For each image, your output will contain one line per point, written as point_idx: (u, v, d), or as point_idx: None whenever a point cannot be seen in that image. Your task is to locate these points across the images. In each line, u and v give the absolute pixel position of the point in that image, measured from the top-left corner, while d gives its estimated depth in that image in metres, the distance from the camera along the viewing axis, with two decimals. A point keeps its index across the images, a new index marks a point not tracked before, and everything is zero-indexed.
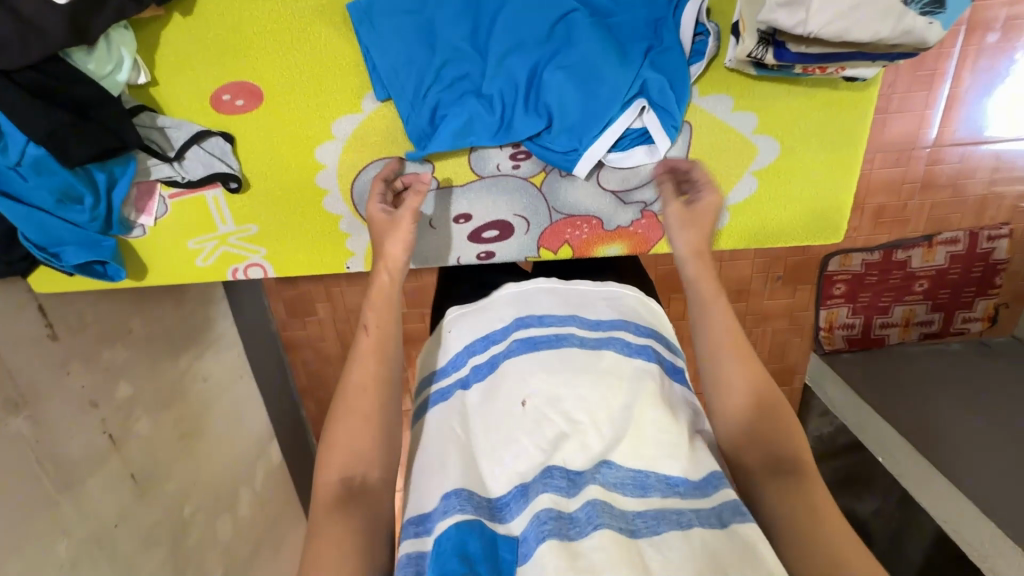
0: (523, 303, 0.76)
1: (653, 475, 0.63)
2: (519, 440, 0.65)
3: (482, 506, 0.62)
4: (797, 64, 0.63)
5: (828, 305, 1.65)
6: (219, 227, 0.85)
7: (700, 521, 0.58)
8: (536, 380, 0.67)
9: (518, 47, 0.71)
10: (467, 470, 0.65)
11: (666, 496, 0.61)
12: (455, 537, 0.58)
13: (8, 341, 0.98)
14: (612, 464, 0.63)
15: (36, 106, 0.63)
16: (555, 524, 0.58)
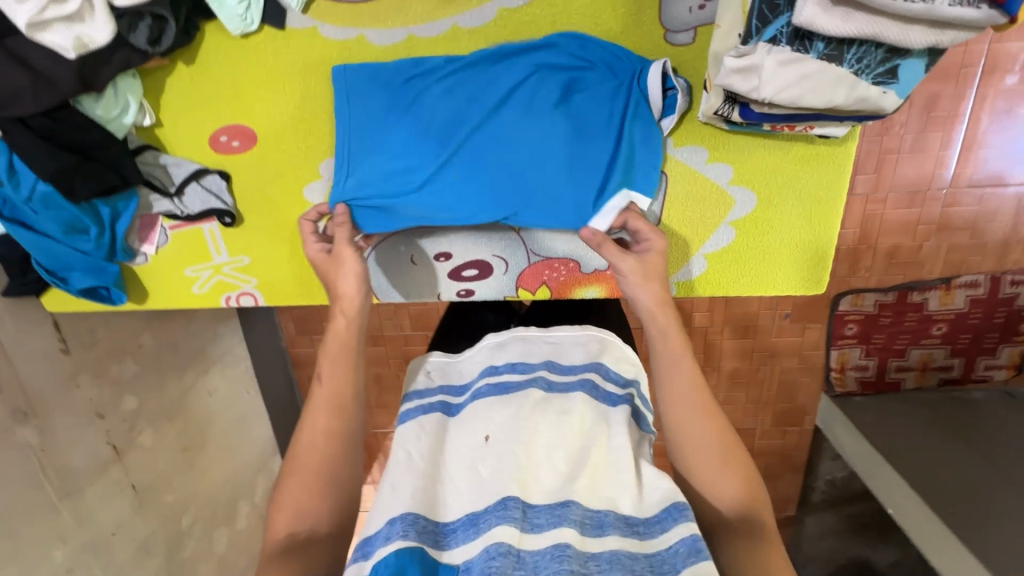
0: (503, 347, 0.80)
1: (612, 516, 0.64)
2: (478, 470, 0.67)
3: (426, 532, 0.63)
4: (763, 122, 0.63)
5: (839, 345, 1.61)
6: (215, 257, 0.89)
7: (651, 569, 0.58)
8: (502, 417, 0.71)
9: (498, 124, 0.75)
10: (422, 498, 0.65)
11: (624, 534, 0.62)
12: (394, 564, 0.58)
13: (22, 356, 1.04)
14: (570, 503, 0.64)
15: (44, 149, 0.68)
16: (502, 561, 0.58)
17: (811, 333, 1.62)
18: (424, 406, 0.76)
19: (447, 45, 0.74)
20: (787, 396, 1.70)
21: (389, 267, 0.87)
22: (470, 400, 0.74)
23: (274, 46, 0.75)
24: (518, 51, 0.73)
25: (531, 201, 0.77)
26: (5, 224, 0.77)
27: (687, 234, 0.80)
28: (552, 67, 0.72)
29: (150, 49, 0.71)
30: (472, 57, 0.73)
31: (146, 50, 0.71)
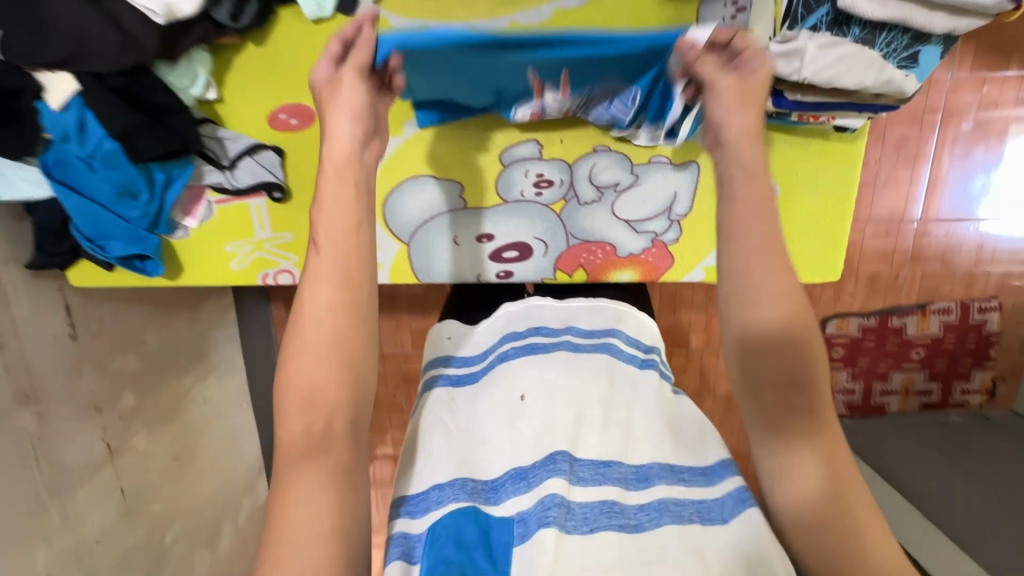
0: (523, 316, 0.84)
1: (655, 466, 0.68)
2: (518, 427, 0.70)
3: (476, 490, 0.67)
4: (793, 111, 0.70)
5: (830, 368, 1.89)
6: (257, 233, 0.90)
7: (700, 516, 0.64)
8: (531, 378, 0.74)
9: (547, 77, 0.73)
10: (463, 461, 0.69)
11: (672, 483, 0.66)
12: (449, 525, 0.62)
13: (33, 336, 0.99)
14: (612, 463, 0.68)
15: (118, 106, 0.71)
16: (558, 512, 0.60)
17: None
18: (453, 377, 0.80)
19: None
20: None
21: (429, 246, 0.91)
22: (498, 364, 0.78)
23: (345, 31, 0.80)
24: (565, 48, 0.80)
25: None
26: (53, 185, 0.77)
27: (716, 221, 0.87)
28: None
29: (230, 24, 0.74)
30: None
31: (225, 23, 0.74)
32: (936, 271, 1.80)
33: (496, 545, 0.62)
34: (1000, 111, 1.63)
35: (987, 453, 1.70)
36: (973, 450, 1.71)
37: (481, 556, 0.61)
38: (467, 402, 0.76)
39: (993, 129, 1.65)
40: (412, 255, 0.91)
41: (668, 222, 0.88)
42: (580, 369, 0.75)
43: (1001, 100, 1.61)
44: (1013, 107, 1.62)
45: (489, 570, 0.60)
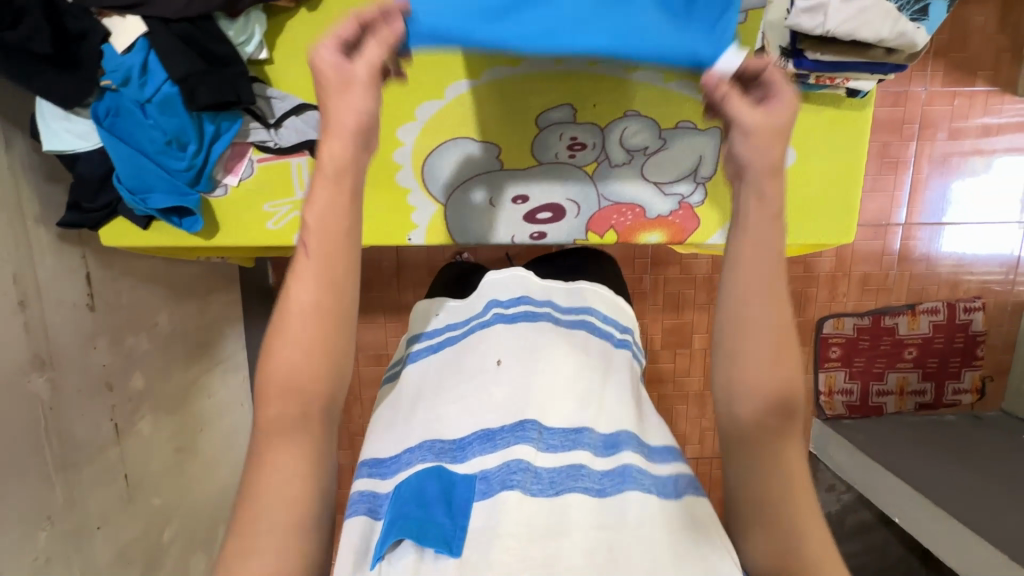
0: (508, 284, 0.88)
1: (621, 435, 0.72)
2: (493, 388, 0.74)
3: (444, 451, 0.70)
4: (812, 71, 0.78)
5: (828, 369, 1.94)
6: (297, 193, 0.92)
7: (658, 488, 0.67)
8: (509, 344, 0.78)
9: None
10: (436, 426, 0.72)
11: (636, 451, 0.70)
12: (414, 483, 0.67)
13: (53, 299, 0.97)
14: (584, 428, 0.71)
15: (182, 51, 0.74)
16: (522, 475, 0.65)
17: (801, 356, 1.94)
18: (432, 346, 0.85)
19: None
20: None
21: (465, 206, 0.94)
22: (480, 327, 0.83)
23: None
24: None
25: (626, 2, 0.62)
26: (103, 132, 0.79)
27: None
28: None
29: None
30: None
31: None
32: (920, 276, 1.89)
33: (458, 501, 0.65)
34: (971, 122, 1.77)
35: (984, 448, 1.74)
36: (968, 446, 1.76)
37: (441, 513, 0.64)
38: (442, 366, 0.80)
39: (966, 138, 1.79)
40: (449, 215, 0.94)
41: (695, 185, 0.93)
42: (556, 339, 0.80)
43: (970, 113, 1.76)
44: (980, 133, 1.78)
45: (447, 525, 0.62)
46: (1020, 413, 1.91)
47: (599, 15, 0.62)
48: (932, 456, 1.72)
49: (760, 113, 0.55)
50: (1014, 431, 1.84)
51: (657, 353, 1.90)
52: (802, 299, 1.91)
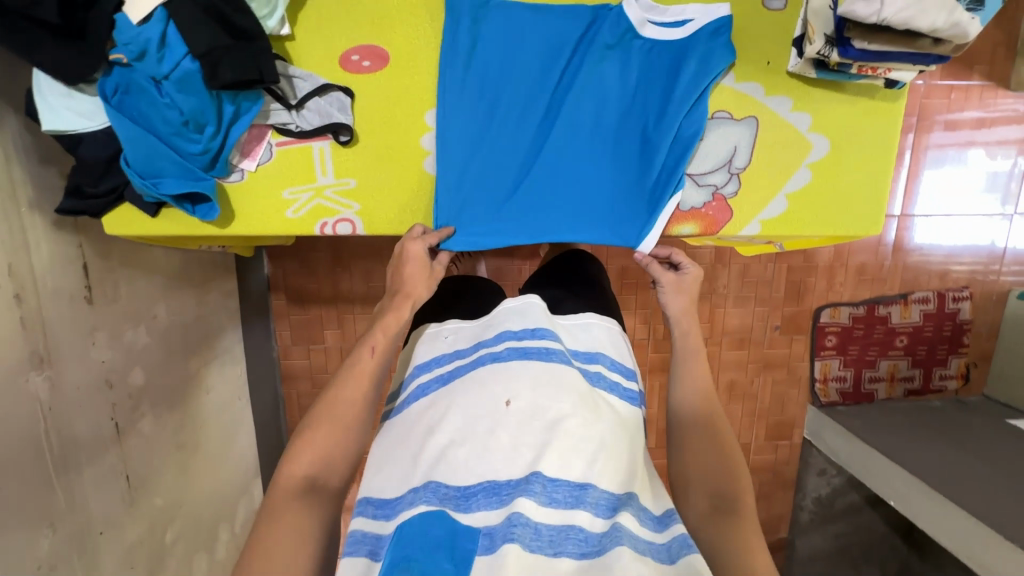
0: (519, 317, 0.88)
1: (620, 493, 0.73)
2: (504, 437, 0.74)
3: (448, 497, 0.72)
4: (856, 61, 0.76)
5: (823, 357, 1.99)
6: (318, 179, 0.87)
7: (650, 549, 0.69)
8: (522, 385, 0.78)
9: (563, 161, 0.87)
10: (444, 469, 0.74)
11: (632, 513, 0.72)
12: (416, 525, 0.70)
13: (50, 292, 0.90)
14: (588, 485, 0.72)
15: (204, 23, 0.68)
16: (522, 529, 0.66)
17: (797, 344, 1.99)
18: (442, 377, 0.86)
19: None
20: (780, 408, 2.03)
21: None
22: (490, 364, 0.83)
23: None
24: (601, 75, 0.86)
25: (576, 224, 0.88)
26: (110, 112, 0.73)
27: (771, 175, 0.92)
28: (628, 119, 0.87)
29: None
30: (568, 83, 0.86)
31: None
32: (911, 266, 1.94)
33: (458, 549, 0.68)
34: (967, 114, 1.81)
35: (971, 432, 1.81)
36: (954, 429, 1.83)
37: (442, 558, 0.67)
38: (451, 399, 0.80)
39: (961, 131, 1.83)
40: None
41: (729, 175, 0.91)
42: (569, 385, 0.79)
43: (966, 106, 1.80)
44: (974, 126, 1.82)
45: (449, 571, 0.66)
46: (1001, 398, 1.99)
47: (557, 216, 0.88)
48: (922, 440, 1.78)
49: (674, 277, 0.94)
50: (996, 415, 1.92)
51: (659, 343, 1.91)
52: (800, 289, 1.94)
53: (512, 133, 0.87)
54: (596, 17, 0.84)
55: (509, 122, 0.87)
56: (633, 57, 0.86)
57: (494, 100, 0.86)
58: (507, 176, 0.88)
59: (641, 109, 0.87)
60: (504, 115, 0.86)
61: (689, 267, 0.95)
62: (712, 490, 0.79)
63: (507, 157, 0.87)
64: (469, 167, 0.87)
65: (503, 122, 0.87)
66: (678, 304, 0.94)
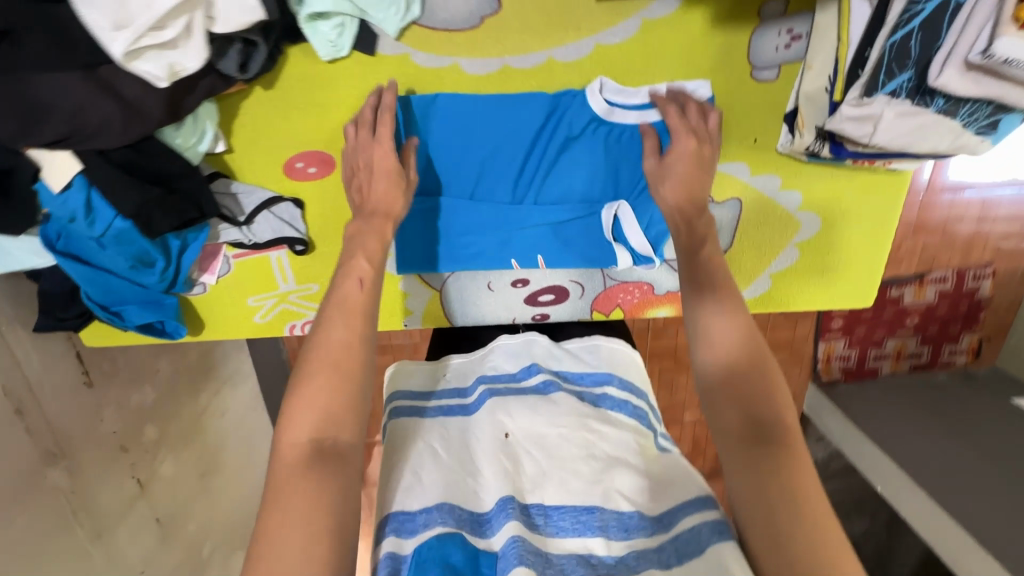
0: (515, 354, 0.77)
1: (636, 514, 0.58)
2: (502, 462, 0.61)
3: (465, 518, 0.58)
4: (851, 156, 0.69)
5: (826, 338, 1.56)
6: (280, 286, 0.86)
7: (674, 556, 0.54)
8: (522, 416, 0.67)
9: (532, 243, 0.82)
10: (453, 486, 0.60)
11: (652, 532, 0.57)
12: (436, 547, 0.54)
13: (49, 391, 0.96)
14: (594, 507, 0.58)
15: (128, 184, 0.64)
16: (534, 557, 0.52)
17: None
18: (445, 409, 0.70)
19: (541, 76, 0.73)
20: None
21: (459, 292, 0.88)
22: (490, 397, 0.70)
23: (358, 67, 0.72)
24: (571, 156, 0.78)
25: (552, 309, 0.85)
26: (59, 259, 0.71)
27: (756, 255, 0.86)
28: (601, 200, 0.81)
29: (238, 75, 0.67)
30: (532, 165, 0.78)
31: (233, 76, 0.67)
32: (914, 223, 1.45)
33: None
34: None
35: None
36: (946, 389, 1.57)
37: None
38: (448, 435, 0.66)
39: None
40: (445, 299, 0.89)
41: None
42: (571, 412, 0.67)
43: None
44: None
45: None
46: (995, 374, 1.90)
47: None
48: None
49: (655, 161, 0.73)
50: None
51: None
52: None
53: (478, 227, 0.82)
54: (559, 104, 0.75)
55: (472, 205, 0.80)
56: (604, 139, 0.77)
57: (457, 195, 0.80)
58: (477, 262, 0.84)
59: (614, 189, 0.80)
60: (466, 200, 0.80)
61: (679, 136, 0.71)
62: (741, 420, 0.56)
63: (475, 242, 0.83)
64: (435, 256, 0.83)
65: (469, 216, 0.81)
66: (670, 195, 0.71)
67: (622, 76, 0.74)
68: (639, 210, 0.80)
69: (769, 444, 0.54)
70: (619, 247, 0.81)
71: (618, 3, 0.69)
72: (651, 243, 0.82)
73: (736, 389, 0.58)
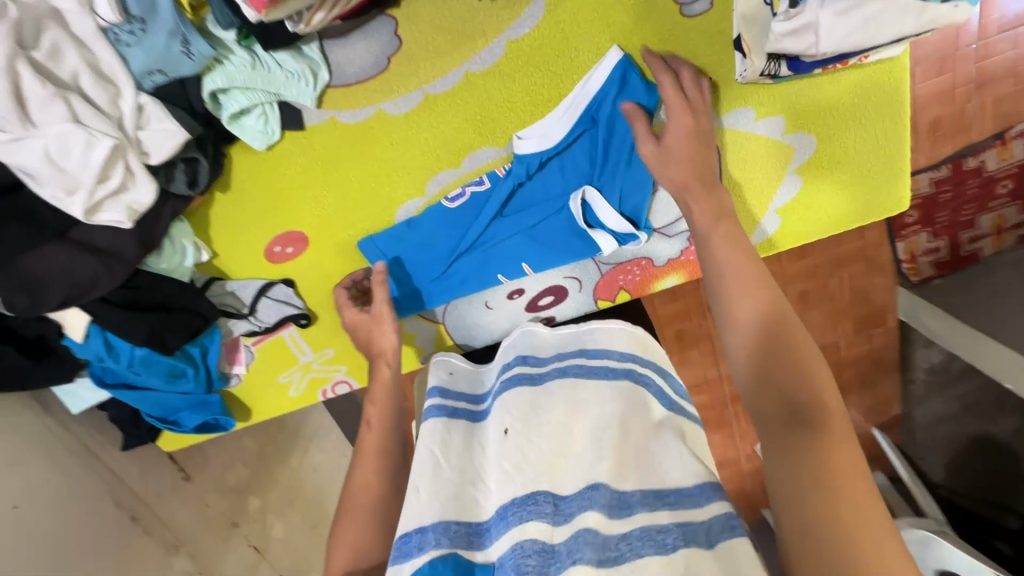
0: (511, 351, 0.70)
1: (638, 492, 0.53)
2: (503, 467, 0.55)
3: (460, 534, 0.53)
4: (814, 68, 0.62)
5: (902, 236, 1.15)
6: (302, 358, 0.91)
7: (682, 537, 0.47)
8: (522, 409, 0.59)
9: (512, 252, 0.80)
10: (451, 497, 0.55)
11: (656, 511, 0.50)
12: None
13: (153, 492, 1.08)
14: (596, 484, 0.52)
15: (130, 318, 0.71)
16: (539, 560, 0.47)
17: None
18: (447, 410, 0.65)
19: (464, 93, 0.71)
20: None
21: (461, 318, 0.88)
22: (491, 405, 0.64)
23: (294, 144, 0.74)
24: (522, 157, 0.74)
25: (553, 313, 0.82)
26: (111, 390, 0.81)
27: (753, 194, 0.78)
28: (565, 189, 0.76)
29: (191, 191, 0.71)
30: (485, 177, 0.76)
31: (187, 193, 0.71)
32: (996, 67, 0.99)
33: None
34: None
35: None
36: None
37: None
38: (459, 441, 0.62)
39: None
40: (450, 327, 0.89)
41: None
42: (577, 398, 0.60)
43: None
44: None
45: None
46: None
47: None
48: None
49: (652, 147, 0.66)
50: None
51: None
52: None
53: (454, 253, 0.80)
54: (491, 112, 0.72)
55: (437, 231, 0.79)
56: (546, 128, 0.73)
57: (425, 233, 0.79)
58: (465, 285, 0.83)
59: (575, 172, 0.75)
60: (433, 232, 0.79)
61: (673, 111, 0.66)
62: (788, 410, 0.46)
63: (455, 268, 0.82)
64: (424, 290, 0.84)
65: (443, 249, 0.80)
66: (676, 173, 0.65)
67: (545, 63, 0.70)
68: (608, 190, 0.75)
69: (807, 431, 0.44)
70: (599, 233, 0.76)
71: None
72: (631, 218, 0.77)
73: (779, 380, 0.48)
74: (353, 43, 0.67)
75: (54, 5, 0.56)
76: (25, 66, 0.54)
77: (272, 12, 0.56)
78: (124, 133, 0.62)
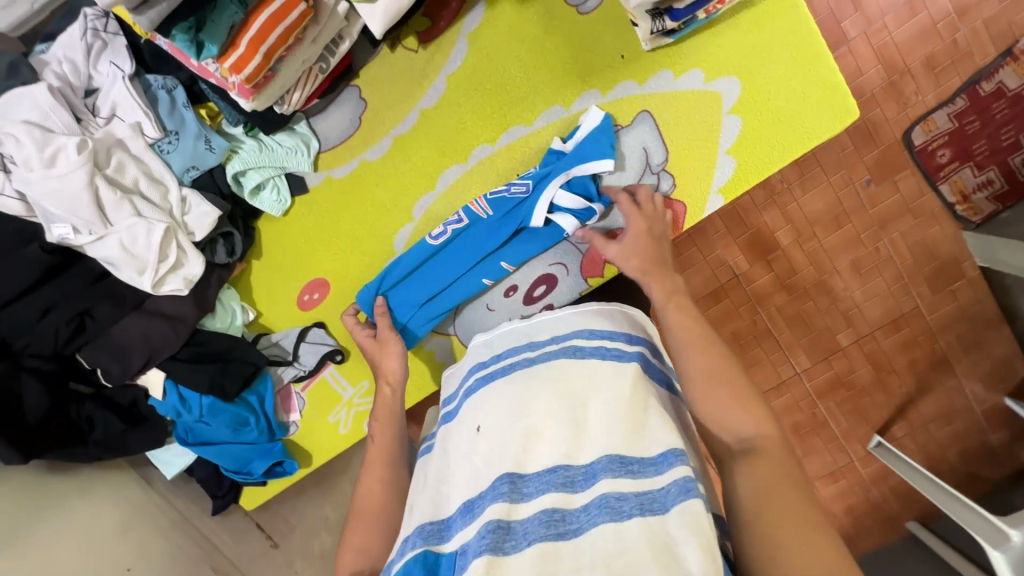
0: (482, 352, 0.66)
1: (603, 459, 0.50)
2: (472, 463, 0.54)
3: (431, 532, 0.52)
4: (693, 12, 0.72)
5: (944, 177, 1.07)
6: (344, 394, 1.00)
7: (638, 509, 0.46)
8: (491, 402, 0.57)
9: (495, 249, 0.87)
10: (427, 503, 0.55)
11: (618, 477, 0.48)
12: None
13: (242, 558, 1.14)
14: (556, 466, 0.51)
15: (191, 372, 0.86)
16: (496, 536, 0.46)
17: None
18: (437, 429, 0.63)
19: (424, 127, 0.86)
20: None
21: (470, 326, 0.92)
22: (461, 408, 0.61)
23: (301, 202, 0.91)
24: (484, 165, 0.86)
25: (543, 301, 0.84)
26: (192, 448, 0.94)
27: (701, 141, 0.83)
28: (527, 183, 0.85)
29: (230, 259, 0.88)
30: (456, 188, 0.87)
31: (228, 262, 0.88)
32: None
33: None
34: None
35: None
36: None
37: None
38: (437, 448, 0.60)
39: None
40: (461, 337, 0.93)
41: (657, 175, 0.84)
42: (545, 380, 0.57)
43: None
44: None
45: None
46: None
47: None
48: None
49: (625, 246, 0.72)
50: None
51: None
52: None
53: (444, 266, 0.87)
54: (444, 134, 0.86)
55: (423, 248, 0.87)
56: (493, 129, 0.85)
57: (418, 266, 0.88)
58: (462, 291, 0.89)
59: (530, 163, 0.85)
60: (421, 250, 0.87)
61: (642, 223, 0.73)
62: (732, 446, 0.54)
63: (448, 279, 0.88)
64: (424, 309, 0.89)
65: (434, 266, 0.88)
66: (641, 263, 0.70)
67: (481, 84, 0.84)
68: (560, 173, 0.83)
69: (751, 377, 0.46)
70: (559, 214, 0.83)
71: (440, 42, 0.84)
72: (589, 194, 0.83)
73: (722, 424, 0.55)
74: (330, 113, 0.87)
75: (117, 137, 0.78)
76: (101, 180, 0.75)
77: (259, 99, 0.75)
78: (174, 219, 0.81)
